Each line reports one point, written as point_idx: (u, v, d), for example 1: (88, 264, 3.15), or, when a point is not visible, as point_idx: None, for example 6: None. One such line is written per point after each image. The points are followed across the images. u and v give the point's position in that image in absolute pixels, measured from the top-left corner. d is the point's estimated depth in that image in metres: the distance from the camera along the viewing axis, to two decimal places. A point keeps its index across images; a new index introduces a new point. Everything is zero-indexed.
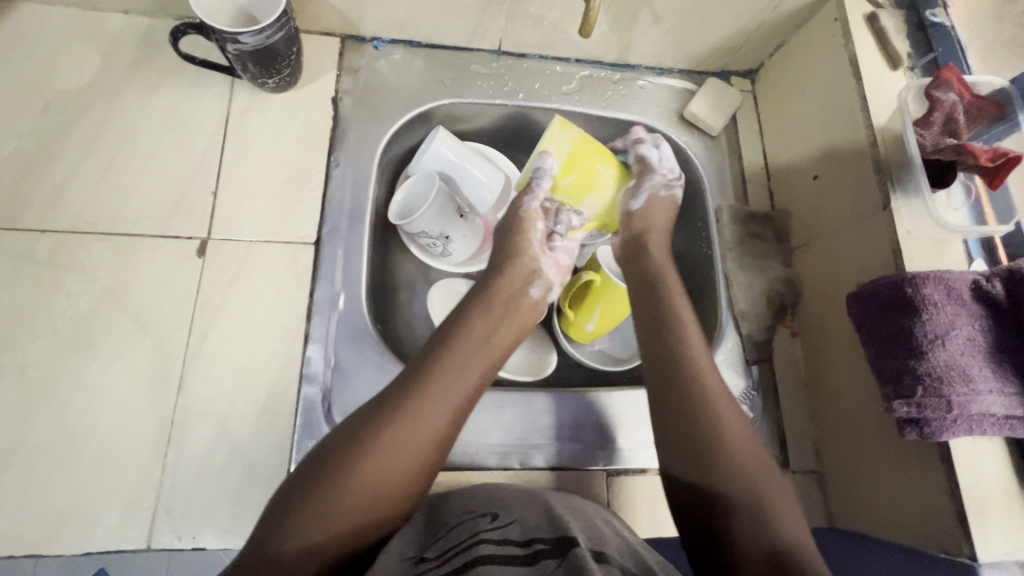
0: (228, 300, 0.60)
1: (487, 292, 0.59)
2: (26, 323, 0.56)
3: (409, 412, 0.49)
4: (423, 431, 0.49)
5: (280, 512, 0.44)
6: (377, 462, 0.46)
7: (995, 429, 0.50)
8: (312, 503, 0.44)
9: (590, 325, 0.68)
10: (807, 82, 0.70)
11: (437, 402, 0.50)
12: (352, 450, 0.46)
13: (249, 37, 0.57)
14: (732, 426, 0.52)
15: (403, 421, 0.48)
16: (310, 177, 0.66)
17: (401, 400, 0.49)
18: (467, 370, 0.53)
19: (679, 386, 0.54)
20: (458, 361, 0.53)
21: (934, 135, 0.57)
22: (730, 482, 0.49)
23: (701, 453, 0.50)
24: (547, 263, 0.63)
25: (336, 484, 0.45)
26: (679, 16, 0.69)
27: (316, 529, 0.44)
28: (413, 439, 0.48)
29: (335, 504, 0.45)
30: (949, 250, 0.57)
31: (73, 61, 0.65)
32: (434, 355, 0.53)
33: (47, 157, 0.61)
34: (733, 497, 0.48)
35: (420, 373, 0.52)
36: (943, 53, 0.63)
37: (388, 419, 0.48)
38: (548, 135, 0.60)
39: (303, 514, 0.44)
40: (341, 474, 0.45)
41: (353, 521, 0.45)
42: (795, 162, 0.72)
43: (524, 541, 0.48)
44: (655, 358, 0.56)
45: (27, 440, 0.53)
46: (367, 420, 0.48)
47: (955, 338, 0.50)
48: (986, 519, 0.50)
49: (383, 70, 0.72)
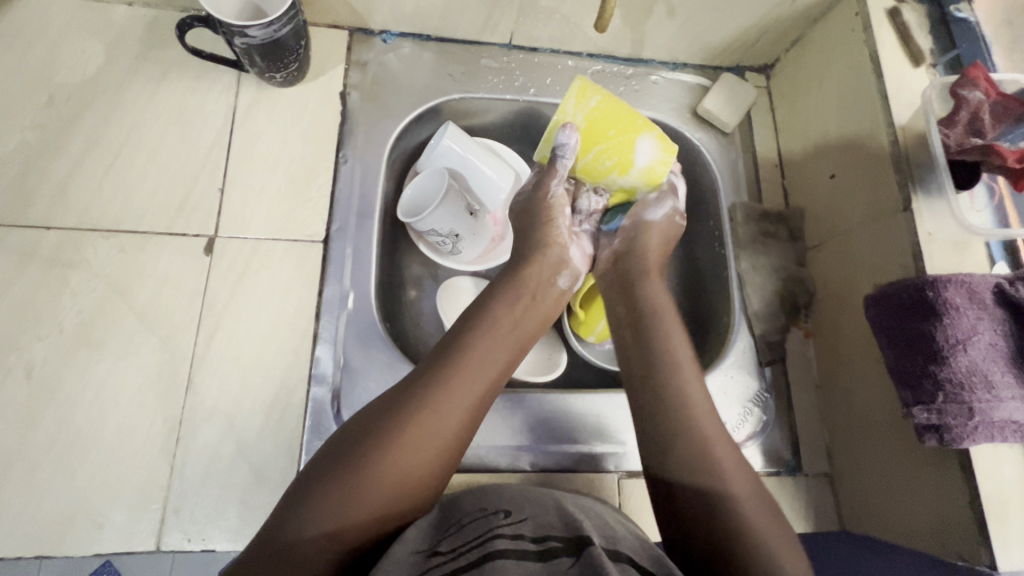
0: (235, 299, 0.59)
1: (514, 282, 0.58)
2: (32, 321, 0.56)
3: (436, 405, 0.48)
4: (444, 424, 0.48)
5: (296, 505, 0.44)
6: (400, 455, 0.46)
7: (1016, 436, 0.49)
8: (335, 492, 0.44)
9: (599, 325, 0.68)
10: (825, 78, 0.68)
11: (459, 396, 0.49)
12: (374, 441, 0.46)
13: (256, 31, 0.55)
14: (726, 449, 0.49)
15: (427, 415, 0.48)
16: (317, 173, 0.65)
17: (423, 393, 0.49)
18: (490, 365, 0.52)
19: (667, 410, 0.52)
20: (484, 355, 0.52)
21: (959, 134, 0.55)
22: (712, 474, 0.48)
23: (695, 466, 0.48)
24: (574, 251, 0.62)
25: (359, 474, 0.45)
26: (694, 10, 0.67)
27: (335, 516, 0.43)
28: (434, 433, 0.48)
29: (356, 493, 0.44)
30: (970, 252, 0.56)
31: (77, 52, 0.63)
32: (460, 346, 0.52)
33: (50, 151, 0.60)
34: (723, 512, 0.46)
35: (442, 362, 0.51)
36: (966, 49, 0.62)
37: (412, 411, 0.48)
38: (566, 107, 0.57)
39: (323, 504, 0.43)
40: (363, 465, 0.45)
41: (373, 509, 0.45)
42: (811, 160, 0.70)
43: (537, 537, 0.46)
44: (655, 344, 0.56)
45: (34, 439, 0.53)
46: (389, 412, 0.48)
47: (977, 343, 0.49)
48: (1006, 526, 0.49)
49: (392, 64, 0.70)
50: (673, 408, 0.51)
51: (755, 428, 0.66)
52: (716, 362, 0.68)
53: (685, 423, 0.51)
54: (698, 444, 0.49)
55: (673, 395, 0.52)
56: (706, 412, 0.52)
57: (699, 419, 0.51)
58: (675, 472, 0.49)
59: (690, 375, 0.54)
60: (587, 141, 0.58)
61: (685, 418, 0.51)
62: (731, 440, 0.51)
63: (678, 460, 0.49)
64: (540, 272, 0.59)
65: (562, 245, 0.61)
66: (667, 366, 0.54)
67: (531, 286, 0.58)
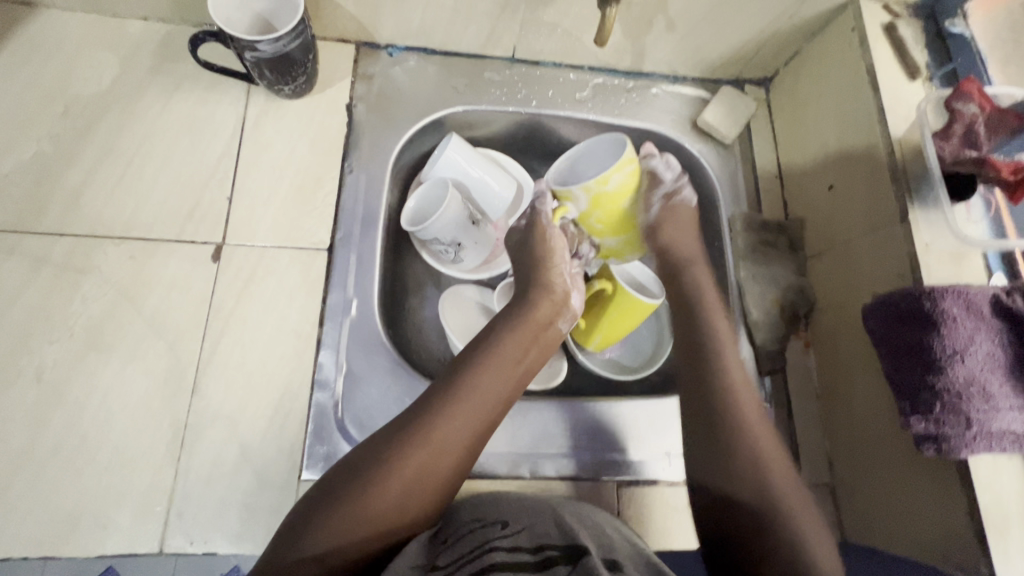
0: (241, 305, 0.61)
1: (519, 318, 0.58)
2: (45, 324, 0.57)
3: (438, 436, 0.50)
4: (443, 453, 0.49)
5: (308, 518, 0.45)
6: (403, 481, 0.47)
7: (1015, 447, 0.49)
8: (343, 514, 0.45)
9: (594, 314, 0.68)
10: (823, 91, 0.69)
11: (462, 424, 0.51)
12: (382, 463, 0.48)
13: (266, 45, 0.57)
14: (770, 456, 0.55)
15: (429, 442, 0.49)
16: (323, 182, 0.66)
17: (429, 421, 0.50)
18: (493, 395, 0.53)
19: (720, 424, 0.57)
20: (487, 385, 0.53)
21: (954, 146, 0.56)
22: (750, 459, 0.55)
23: (733, 477, 0.54)
24: (575, 297, 0.62)
25: (365, 497, 0.46)
26: (693, 25, 0.69)
27: (338, 535, 0.45)
28: (433, 459, 0.49)
29: (362, 512, 0.46)
30: (968, 263, 0.56)
31: (94, 65, 0.66)
32: (467, 375, 0.53)
33: (65, 160, 0.62)
34: (767, 517, 0.52)
35: (445, 395, 0.52)
36: (963, 63, 0.64)
37: (413, 444, 0.49)
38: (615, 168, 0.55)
39: (326, 526, 0.45)
40: (371, 484, 0.47)
41: (375, 532, 0.46)
42: (811, 171, 0.71)
43: (533, 548, 0.48)
44: (709, 344, 0.62)
45: (42, 441, 0.54)
46: (398, 435, 0.49)
47: (975, 353, 0.50)
48: (1006, 538, 0.49)
49: (397, 76, 0.72)
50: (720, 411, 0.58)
51: None
52: None
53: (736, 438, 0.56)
54: (747, 460, 0.55)
55: (729, 409, 0.58)
56: (762, 430, 0.57)
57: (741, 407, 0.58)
58: (718, 480, 0.55)
59: (739, 390, 0.59)
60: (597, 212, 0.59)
61: (734, 429, 0.57)
62: (777, 452, 0.56)
63: (720, 466, 0.55)
64: (545, 308, 0.59)
65: (565, 288, 0.60)
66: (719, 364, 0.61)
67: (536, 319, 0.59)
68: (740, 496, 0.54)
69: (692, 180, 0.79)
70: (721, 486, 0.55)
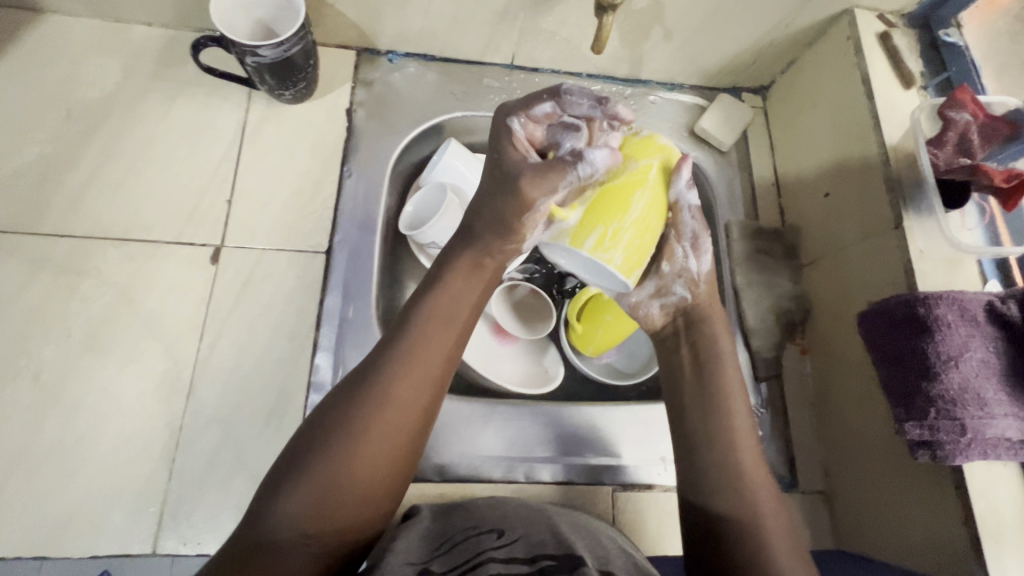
0: (238, 307, 0.61)
1: (468, 258, 0.53)
2: (43, 325, 0.57)
3: (384, 416, 0.47)
4: (392, 427, 0.47)
5: (263, 504, 0.44)
6: (356, 464, 0.45)
7: (1011, 453, 0.50)
8: (308, 510, 0.44)
9: (638, 195, 0.46)
10: (819, 99, 0.70)
11: (408, 394, 0.48)
12: (328, 453, 0.45)
13: (267, 50, 0.58)
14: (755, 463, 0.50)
15: (377, 420, 0.47)
16: (323, 187, 0.67)
17: (376, 391, 0.47)
18: (443, 352, 0.51)
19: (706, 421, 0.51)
20: (428, 350, 0.50)
21: (947, 154, 0.57)
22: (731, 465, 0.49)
23: (725, 484, 0.48)
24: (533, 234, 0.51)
25: (323, 489, 0.44)
26: (689, 34, 0.69)
27: (315, 508, 0.44)
28: (382, 436, 0.47)
29: (325, 495, 0.44)
30: (962, 270, 0.57)
31: (97, 70, 0.66)
32: (407, 347, 0.50)
33: (67, 163, 0.63)
34: (753, 539, 0.46)
35: (399, 352, 0.49)
36: (956, 72, 0.64)
37: (371, 407, 0.47)
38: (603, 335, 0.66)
39: (294, 503, 0.44)
40: (330, 462, 0.45)
41: (350, 498, 0.45)
42: (806, 179, 0.71)
43: (529, 559, 0.48)
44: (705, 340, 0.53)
45: (37, 441, 0.54)
46: (344, 411, 0.47)
47: (969, 360, 0.50)
48: (1000, 545, 0.49)
49: (396, 82, 0.73)
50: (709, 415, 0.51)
51: None
52: None
53: (719, 459, 0.49)
54: (729, 469, 0.49)
55: (720, 435, 0.50)
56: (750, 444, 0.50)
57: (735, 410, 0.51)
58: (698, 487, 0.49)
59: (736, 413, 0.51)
60: (592, 216, 0.47)
61: (726, 446, 0.49)
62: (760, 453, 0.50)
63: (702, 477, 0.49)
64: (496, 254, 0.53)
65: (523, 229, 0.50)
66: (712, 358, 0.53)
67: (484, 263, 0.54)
68: (726, 518, 0.47)
69: None
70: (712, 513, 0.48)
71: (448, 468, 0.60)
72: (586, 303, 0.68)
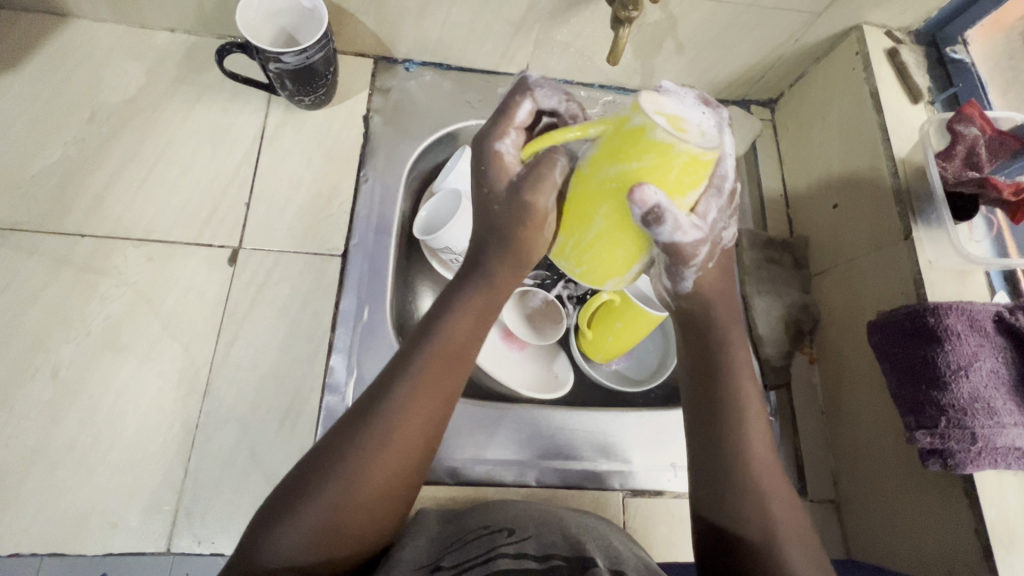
0: (255, 308, 0.62)
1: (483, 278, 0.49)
2: (63, 324, 0.58)
3: (380, 462, 0.44)
4: (388, 473, 0.44)
5: (264, 527, 0.42)
6: (348, 511, 0.43)
7: (1020, 463, 0.50)
8: (299, 558, 0.41)
9: (602, 211, 0.42)
10: (828, 113, 0.71)
11: (405, 439, 0.45)
12: (321, 500, 0.42)
13: (290, 57, 0.59)
14: (769, 480, 0.48)
15: (374, 467, 0.44)
16: (339, 191, 0.68)
17: (379, 419, 0.45)
18: (455, 378, 0.48)
19: (723, 435, 0.49)
20: (428, 390, 0.46)
21: (956, 167, 0.58)
22: (748, 481, 0.48)
23: (747, 502, 0.47)
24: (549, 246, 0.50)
25: (315, 535, 0.42)
26: (701, 47, 0.71)
27: (313, 538, 0.42)
28: (376, 482, 0.44)
29: (327, 524, 0.42)
30: (971, 281, 0.58)
31: (120, 74, 0.68)
32: (404, 386, 0.46)
33: (89, 164, 0.64)
34: (764, 550, 0.46)
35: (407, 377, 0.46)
36: (963, 89, 0.66)
37: (377, 435, 0.44)
38: (612, 343, 0.66)
39: (290, 531, 0.41)
40: (331, 492, 0.42)
41: (353, 526, 0.43)
42: (815, 190, 0.72)
43: (541, 556, 0.49)
44: (717, 347, 0.52)
45: (54, 438, 0.54)
46: (348, 436, 0.44)
47: (979, 369, 0.50)
48: (1012, 554, 0.49)
49: (413, 90, 0.74)
50: (725, 429, 0.49)
51: None
52: None
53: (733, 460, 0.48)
54: (748, 486, 0.48)
55: (734, 436, 0.49)
56: (763, 453, 0.49)
57: (752, 426, 0.50)
58: (719, 503, 0.48)
59: (750, 413, 0.50)
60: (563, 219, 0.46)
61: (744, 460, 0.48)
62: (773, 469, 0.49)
63: (724, 492, 0.48)
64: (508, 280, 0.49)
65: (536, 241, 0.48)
66: (725, 370, 0.51)
67: (496, 289, 0.50)
68: (739, 524, 0.47)
69: None
70: (725, 516, 0.47)
71: (460, 470, 0.61)
72: (598, 308, 0.67)
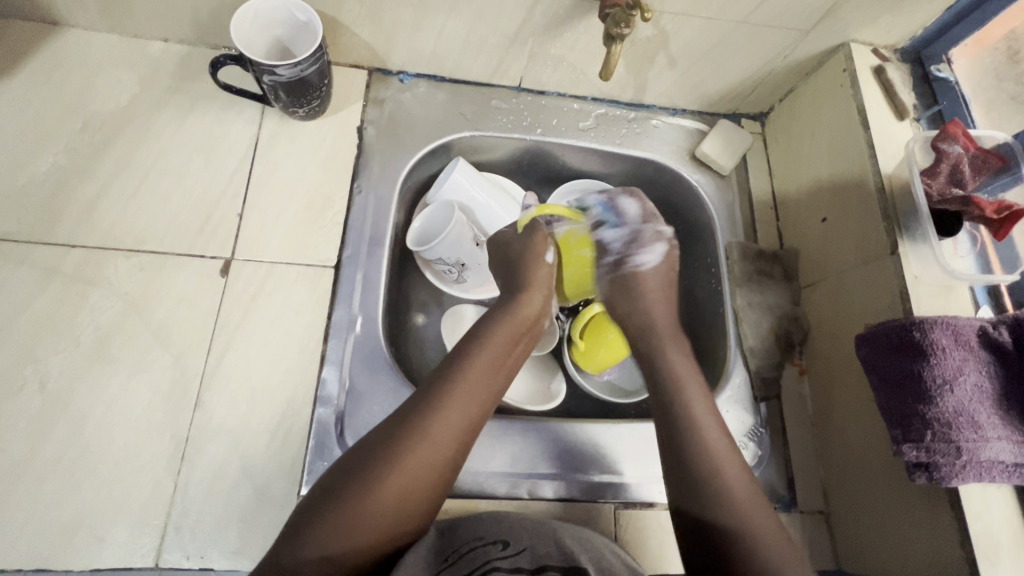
0: (247, 320, 0.61)
1: (506, 314, 0.58)
2: (52, 335, 0.57)
3: (394, 480, 0.47)
4: (400, 491, 0.47)
5: (291, 535, 0.45)
6: (362, 528, 0.45)
7: (1004, 476, 0.51)
8: (314, 560, 0.44)
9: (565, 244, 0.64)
10: (817, 128, 0.72)
11: (426, 462, 0.48)
12: (337, 517, 0.45)
13: (284, 69, 0.59)
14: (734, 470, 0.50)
15: (386, 486, 0.47)
16: (333, 202, 0.68)
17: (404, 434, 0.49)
18: (479, 397, 0.53)
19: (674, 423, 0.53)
20: (442, 414, 0.50)
21: (940, 184, 0.59)
22: (711, 467, 0.50)
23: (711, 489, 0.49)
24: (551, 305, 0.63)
25: (331, 551, 0.44)
26: (692, 62, 0.72)
27: (335, 540, 0.44)
28: (389, 500, 0.46)
29: (352, 525, 0.45)
30: (956, 295, 0.59)
31: (113, 83, 0.68)
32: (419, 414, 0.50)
33: (81, 173, 0.64)
34: (741, 537, 0.46)
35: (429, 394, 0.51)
36: (947, 107, 0.67)
37: (403, 445, 0.48)
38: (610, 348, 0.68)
39: (316, 533, 0.44)
40: (356, 498, 0.46)
41: (376, 528, 0.46)
42: (804, 204, 0.73)
43: (534, 569, 0.51)
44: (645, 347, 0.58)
45: (42, 451, 0.54)
46: (372, 447, 0.48)
47: (963, 383, 0.51)
48: (996, 566, 0.50)
49: (407, 102, 0.74)
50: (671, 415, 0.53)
51: (750, 463, 0.66)
52: (712, 397, 0.69)
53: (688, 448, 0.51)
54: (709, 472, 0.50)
55: (686, 427, 0.52)
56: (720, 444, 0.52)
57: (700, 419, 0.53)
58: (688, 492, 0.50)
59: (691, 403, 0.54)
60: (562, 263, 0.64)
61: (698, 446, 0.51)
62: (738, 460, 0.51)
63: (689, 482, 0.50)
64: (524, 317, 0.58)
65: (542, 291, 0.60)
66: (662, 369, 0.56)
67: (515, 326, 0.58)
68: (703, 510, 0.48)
69: (689, 208, 0.81)
70: (700, 507, 0.49)
71: (452, 484, 0.60)
72: (590, 321, 0.70)
